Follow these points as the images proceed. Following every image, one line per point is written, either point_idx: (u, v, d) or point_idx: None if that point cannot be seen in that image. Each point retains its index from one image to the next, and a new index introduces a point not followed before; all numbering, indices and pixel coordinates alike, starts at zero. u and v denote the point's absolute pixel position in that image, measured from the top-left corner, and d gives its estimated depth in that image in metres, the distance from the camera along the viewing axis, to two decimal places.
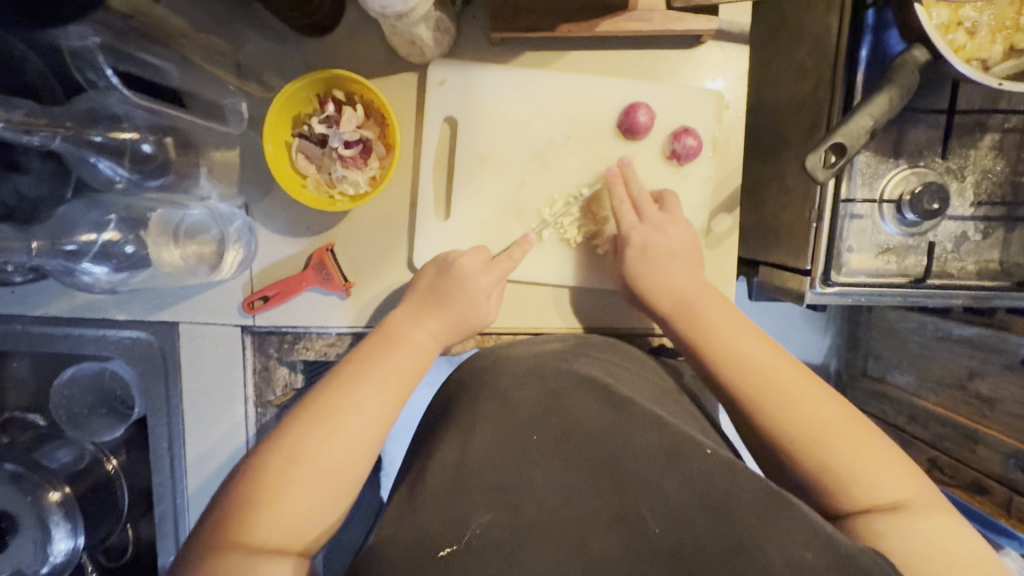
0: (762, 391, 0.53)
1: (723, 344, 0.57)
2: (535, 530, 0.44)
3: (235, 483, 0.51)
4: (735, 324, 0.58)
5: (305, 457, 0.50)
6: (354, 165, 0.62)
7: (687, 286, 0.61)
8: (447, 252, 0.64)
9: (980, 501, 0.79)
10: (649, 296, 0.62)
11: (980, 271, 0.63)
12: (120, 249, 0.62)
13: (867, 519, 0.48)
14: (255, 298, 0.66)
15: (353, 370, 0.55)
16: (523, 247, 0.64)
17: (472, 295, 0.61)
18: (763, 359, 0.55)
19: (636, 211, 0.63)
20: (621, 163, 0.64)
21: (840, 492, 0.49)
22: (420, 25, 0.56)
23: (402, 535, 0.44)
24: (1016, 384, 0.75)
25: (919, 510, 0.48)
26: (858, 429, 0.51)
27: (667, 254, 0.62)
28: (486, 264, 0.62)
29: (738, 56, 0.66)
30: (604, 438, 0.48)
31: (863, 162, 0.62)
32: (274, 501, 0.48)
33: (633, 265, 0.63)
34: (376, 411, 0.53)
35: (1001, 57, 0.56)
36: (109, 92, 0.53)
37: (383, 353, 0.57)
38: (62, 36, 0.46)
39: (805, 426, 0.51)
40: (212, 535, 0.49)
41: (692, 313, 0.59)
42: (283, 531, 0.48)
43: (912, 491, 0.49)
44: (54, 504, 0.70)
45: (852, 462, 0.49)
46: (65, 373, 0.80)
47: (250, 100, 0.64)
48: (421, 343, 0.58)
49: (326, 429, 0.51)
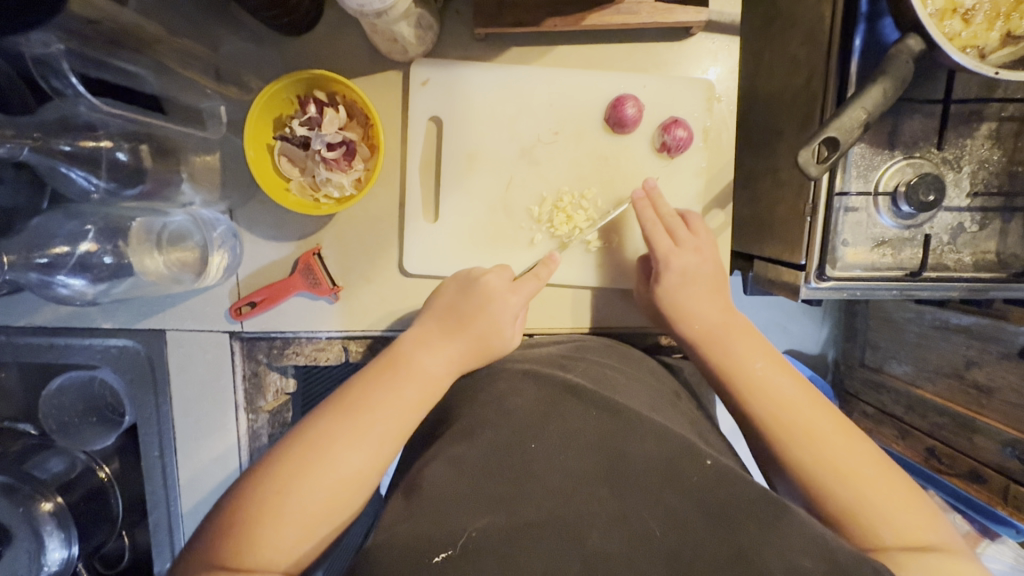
0: (793, 423, 0.52)
1: (755, 373, 0.56)
2: (532, 530, 0.43)
3: (234, 495, 0.50)
4: (764, 358, 0.57)
5: (309, 476, 0.48)
6: (338, 167, 0.61)
7: (717, 314, 0.59)
8: (470, 270, 0.63)
9: (975, 488, 0.80)
10: (673, 321, 0.61)
11: (977, 264, 0.62)
12: (98, 259, 0.60)
13: (900, 556, 0.45)
14: (242, 304, 0.65)
15: (361, 391, 0.54)
16: (548, 266, 0.62)
17: (495, 318, 0.59)
18: (793, 398, 0.54)
19: (670, 236, 0.61)
20: (647, 184, 0.63)
21: (862, 526, 0.47)
22: (401, 22, 0.55)
23: (401, 539, 0.42)
24: (1013, 372, 0.74)
25: (948, 551, 0.46)
26: (887, 468, 0.50)
27: (705, 282, 0.61)
28: (512, 284, 0.61)
29: (729, 47, 0.64)
30: (605, 445, 0.47)
31: (858, 154, 0.61)
32: (275, 515, 0.47)
33: (667, 293, 0.61)
34: (385, 436, 0.52)
35: (998, 44, 0.54)
36: (77, 100, 0.50)
37: (394, 376, 0.54)
38: (23, 43, 0.44)
39: (812, 447, 0.51)
40: (213, 535, 0.49)
41: (719, 339, 0.58)
42: (282, 547, 0.47)
43: (934, 536, 0.47)
44: (47, 514, 0.70)
45: (874, 497, 0.48)
46: (54, 383, 0.78)
47: (228, 104, 0.62)
48: (436, 366, 0.56)
49: (331, 451, 0.50)
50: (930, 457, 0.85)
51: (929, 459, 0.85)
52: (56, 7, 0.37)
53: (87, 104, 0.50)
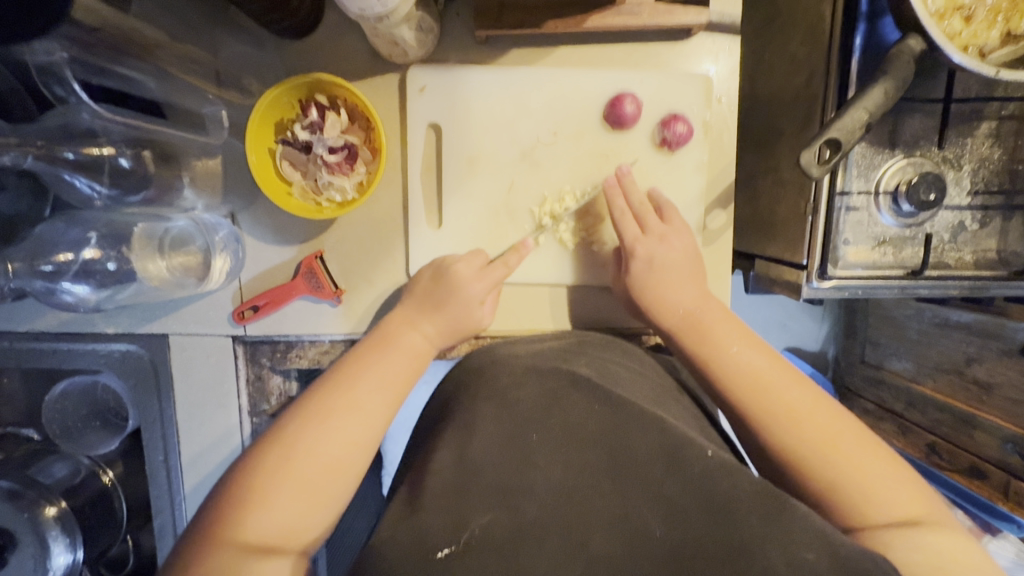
0: (790, 409, 0.51)
1: (733, 364, 0.55)
2: (533, 533, 0.43)
3: (220, 489, 0.48)
4: (741, 341, 0.56)
5: (300, 451, 0.47)
6: (340, 171, 0.61)
7: (691, 301, 0.59)
8: (444, 257, 0.63)
9: (976, 485, 0.81)
10: (650, 310, 0.60)
11: (977, 261, 0.63)
12: (101, 266, 0.60)
13: (887, 534, 0.45)
14: (245, 308, 0.65)
15: (337, 377, 0.53)
16: (519, 253, 0.62)
17: (468, 299, 0.60)
18: (772, 380, 0.53)
19: (639, 222, 0.62)
20: (619, 172, 0.63)
21: (852, 510, 0.47)
22: (403, 26, 0.55)
23: (402, 537, 0.42)
24: (1014, 369, 0.74)
25: (933, 524, 0.46)
26: (875, 448, 0.49)
27: (672, 268, 0.61)
28: (481, 270, 0.61)
29: (730, 47, 0.65)
30: (605, 439, 0.47)
31: (859, 154, 0.61)
32: (271, 494, 0.45)
33: (635, 277, 0.61)
34: (374, 409, 0.51)
35: (998, 44, 0.55)
36: (80, 108, 0.50)
37: (378, 353, 0.55)
38: (26, 51, 0.44)
39: (799, 437, 0.50)
40: (209, 526, 0.46)
41: (698, 328, 0.58)
42: (280, 527, 0.45)
43: (925, 510, 0.47)
44: (51, 519, 0.69)
45: (862, 472, 0.47)
46: (57, 388, 0.79)
47: (229, 109, 0.63)
48: (420, 340, 0.57)
49: (320, 425, 0.49)
50: (930, 454, 0.86)
51: (930, 455, 0.86)
52: (64, 13, 0.37)
53: (90, 111, 0.50)
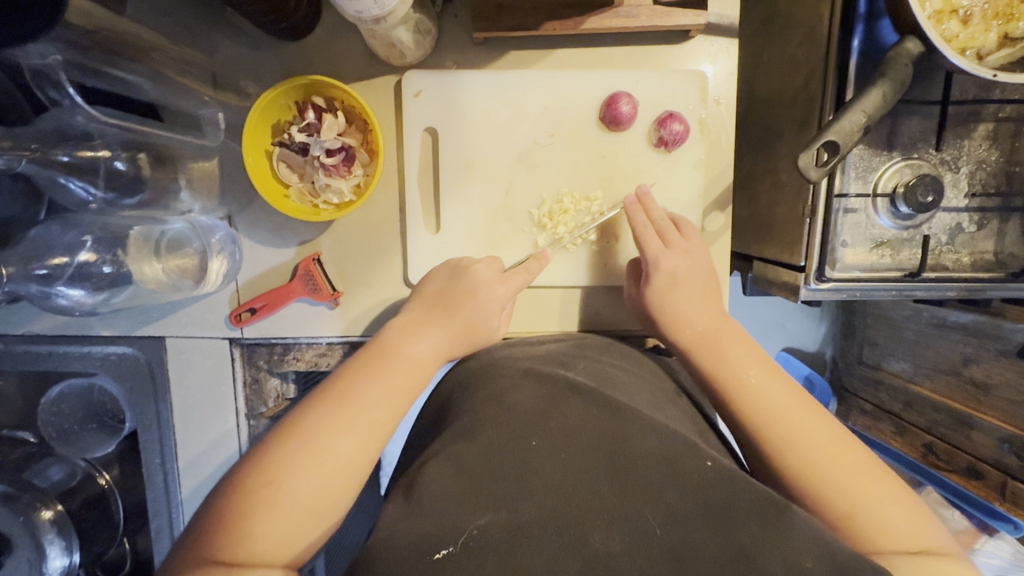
0: (795, 430, 0.50)
1: (750, 387, 0.53)
2: (535, 529, 0.42)
3: (216, 495, 0.47)
4: (759, 366, 0.55)
5: (299, 466, 0.46)
6: (337, 173, 0.61)
7: (709, 320, 0.59)
8: (461, 258, 0.63)
9: (974, 484, 0.80)
10: (666, 327, 0.60)
11: (975, 263, 0.63)
12: (97, 269, 0.60)
13: (894, 558, 0.44)
14: (242, 310, 0.65)
15: (339, 387, 0.52)
16: (540, 261, 0.62)
17: (483, 305, 0.60)
18: (789, 407, 0.52)
19: (661, 239, 0.62)
20: (640, 192, 0.63)
21: (860, 534, 0.45)
22: (400, 27, 0.55)
23: (399, 537, 0.41)
24: (1011, 369, 0.74)
25: (936, 550, 0.45)
26: (884, 474, 0.48)
27: (693, 283, 0.61)
28: (501, 274, 0.62)
29: (728, 48, 0.64)
30: (604, 445, 0.46)
31: (857, 156, 0.61)
32: (270, 507, 0.45)
33: (658, 295, 0.61)
34: (374, 422, 0.50)
35: (995, 46, 0.54)
36: (74, 109, 0.51)
37: (384, 363, 0.54)
38: (21, 54, 0.43)
39: (818, 460, 0.49)
40: (205, 535, 0.45)
41: (713, 351, 0.57)
42: (277, 541, 0.44)
43: (936, 543, 0.46)
44: (47, 522, 0.69)
45: (874, 500, 0.46)
46: (52, 392, 0.79)
47: (225, 110, 0.62)
48: (425, 348, 0.56)
49: (320, 438, 0.48)
50: (928, 453, 0.85)
51: (927, 455, 0.86)
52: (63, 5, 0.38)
53: (84, 114, 0.52)
